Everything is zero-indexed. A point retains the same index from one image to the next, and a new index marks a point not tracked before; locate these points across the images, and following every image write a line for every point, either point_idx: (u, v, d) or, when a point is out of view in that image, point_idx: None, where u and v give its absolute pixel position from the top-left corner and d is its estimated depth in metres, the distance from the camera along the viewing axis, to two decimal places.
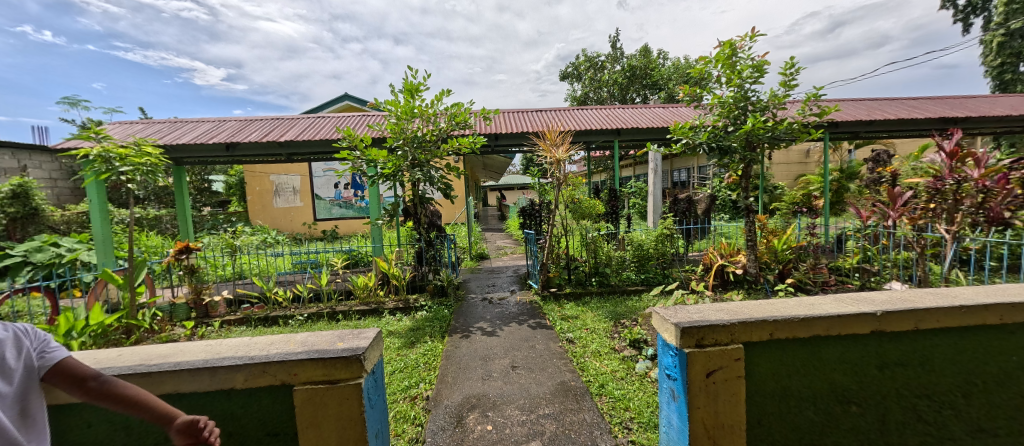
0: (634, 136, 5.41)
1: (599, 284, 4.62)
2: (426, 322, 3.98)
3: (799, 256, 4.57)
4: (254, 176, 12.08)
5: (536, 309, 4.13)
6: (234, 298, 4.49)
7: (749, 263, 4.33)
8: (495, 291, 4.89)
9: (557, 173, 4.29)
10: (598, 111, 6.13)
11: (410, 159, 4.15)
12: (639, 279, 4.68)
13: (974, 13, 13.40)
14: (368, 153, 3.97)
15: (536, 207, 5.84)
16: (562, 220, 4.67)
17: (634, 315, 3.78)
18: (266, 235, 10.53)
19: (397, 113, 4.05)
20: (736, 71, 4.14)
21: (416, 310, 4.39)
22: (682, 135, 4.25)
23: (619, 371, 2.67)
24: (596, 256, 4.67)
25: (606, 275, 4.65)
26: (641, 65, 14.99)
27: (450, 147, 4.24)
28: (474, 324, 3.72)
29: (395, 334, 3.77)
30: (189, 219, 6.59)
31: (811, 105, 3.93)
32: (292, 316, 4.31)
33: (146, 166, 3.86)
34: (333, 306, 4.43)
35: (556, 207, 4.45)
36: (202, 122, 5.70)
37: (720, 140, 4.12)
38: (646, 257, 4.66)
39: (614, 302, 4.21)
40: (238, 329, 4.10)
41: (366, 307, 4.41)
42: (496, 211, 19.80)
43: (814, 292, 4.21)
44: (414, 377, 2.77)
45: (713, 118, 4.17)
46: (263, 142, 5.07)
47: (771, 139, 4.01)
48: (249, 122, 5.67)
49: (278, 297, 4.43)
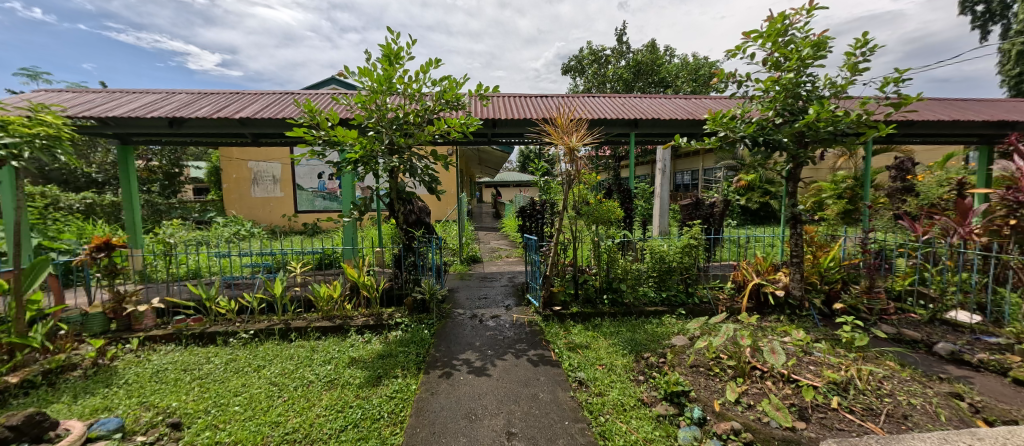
0: (655, 127, 4.65)
1: (611, 302, 3.86)
2: (400, 347, 3.21)
3: (850, 276, 3.84)
4: (230, 162, 11.17)
5: (537, 334, 3.35)
6: (166, 307, 3.64)
7: (795, 282, 3.64)
8: (487, 306, 4.10)
9: (569, 167, 3.49)
10: (611, 99, 5.35)
11: (387, 144, 3.32)
12: (659, 298, 3.92)
13: (993, 20, 12.81)
14: (332, 133, 3.12)
15: (538, 208, 5.05)
16: (571, 225, 3.88)
17: (659, 348, 3.04)
18: (240, 228, 9.66)
19: (373, 86, 3.21)
20: (789, 50, 3.39)
21: (389, 329, 3.59)
22: (721, 127, 3.49)
23: (656, 441, 1.91)
24: (609, 269, 3.87)
25: (620, 292, 3.87)
26: (647, 60, 14.19)
27: (436, 130, 3.41)
28: (459, 355, 2.93)
29: (358, 364, 2.97)
30: (138, 210, 5.73)
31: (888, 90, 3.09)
32: (234, 334, 3.46)
33: (40, 139, 2.96)
34: (289, 321, 3.62)
35: (564, 209, 3.67)
36: (147, 92, 4.79)
37: (768, 134, 3.38)
38: (667, 271, 3.90)
39: (631, 327, 3.48)
40: (164, 349, 3.26)
41: (329, 323, 3.60)
42: (492, 208, 18.98)
43: (869, 322, 3.52)
44: (370, 440, 1.99)
45: (760, 107, 3.42)
46: (213, 118, 4.21)
47: (831, 135, 3.26)
48: (203, 95, 4.79)
49: (221, 308, 3.60)
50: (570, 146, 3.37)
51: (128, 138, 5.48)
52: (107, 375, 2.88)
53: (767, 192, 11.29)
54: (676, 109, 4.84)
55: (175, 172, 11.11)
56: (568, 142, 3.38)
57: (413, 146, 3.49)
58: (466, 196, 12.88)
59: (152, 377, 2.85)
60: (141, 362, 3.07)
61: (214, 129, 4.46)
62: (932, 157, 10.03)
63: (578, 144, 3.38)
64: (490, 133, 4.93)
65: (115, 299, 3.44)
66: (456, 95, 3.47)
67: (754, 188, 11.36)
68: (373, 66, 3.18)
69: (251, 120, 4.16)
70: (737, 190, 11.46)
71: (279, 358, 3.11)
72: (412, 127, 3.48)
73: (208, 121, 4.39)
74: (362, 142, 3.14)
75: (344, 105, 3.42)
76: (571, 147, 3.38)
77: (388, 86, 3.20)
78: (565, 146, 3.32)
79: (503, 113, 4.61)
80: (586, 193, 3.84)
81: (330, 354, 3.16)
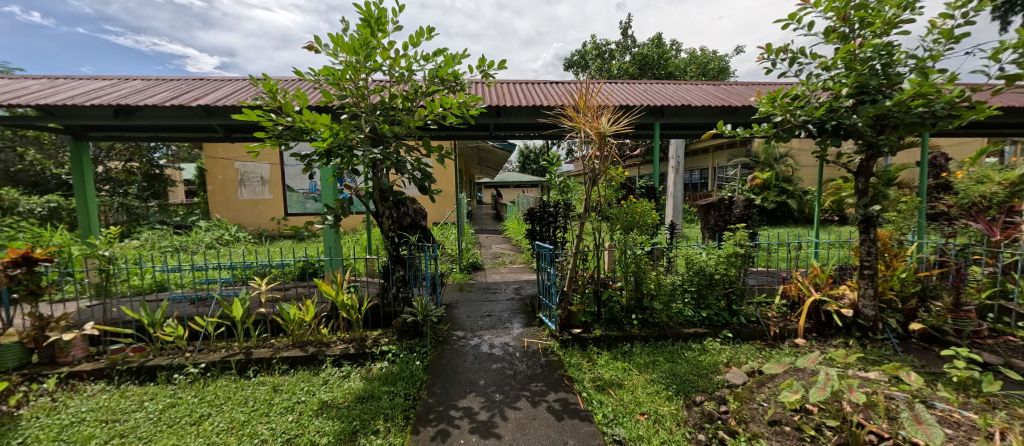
0: (685, 114, 4.07)
1: (641, 324, 3.21)
2: (386, 386, 2.55)
3: (926, 290, 3.20)
4: (215, 162, 10.44)
5: (556, 367, 2.71)
6: (101, 334, 2.98)
7: (866, 299, 3.01)
8: (492, 327, 3.45)
9: (594, 160, 2.83)
10: (631, 85, 4.70)
11: (369, 132, 2.67)
12: (698, 318, 3.27)
13: (1014, 10, 12.16)
14: (297, 117, 2.47)
15: (550, 211, 4.40)
16: (593, 232, 3.22)
17: (712, 388, 2.39)
18: (224, 232, 8.98)
19: (350, 60, 2.52)
20: (868, 14, 2.73)
21: (373, 360, 2.93)
22: (777, 111, 2.85)
23: None
24: (639, 283, 3.21)
25: (651, 310, 3.22)
26: (653, 54, 13.57)
27: (430, 115, 2.75)
28: (459, 402, 2.27)
29: (330, 412, 2.31)
30: (95, 216, 5.07)
31: (1005, 56, 2.40)
32: (182, 369, 2.81)
33: None
34: (252, 350, 2.97)
35: (587, 212, 3.01)
36: (96, 79, 4.13)
37: (839, 118, 2.73)
38: (708, 285, 3.23)
39: (669, 358, 2.82)
40: (91, 391, 2.61)
41: (300, 353, 2.94)
42: (493, 210, 18.38)
43: (959, 347, 2.88)
44: None
45: (830, 85, 2.76)
46: (167, 106, 3.56)
47: (923, 119, 2.61)
48: (160, 81, 4.13)
49: (168, 334, 2.95)
50: (599, 131, 2.69)
51: (83, 133, 4.83)
52: (3, 430, 2.21)
53: (783, 191, 10.73)
54: (708, 96, 4.19)
55: (156, 173, 10.41)
56: (596, 126, 2.71)
57: (401, 135, 2.83)
58: (466, 198, 12.33)
59: (59, 434, 2.18)
60: (54, 410, 2.41)
61: (172, 119, 3.81)
62: (961, 153, 9.43)
63: (610, 130, 2.69)
64: (495, 124, 4.35)
65: (36, 326, 2.77)
66: (455, 70, 2.80)
67: (770, 187, 10.80)
68: (347, 33, 2.50)
69: (212, 108, 3.51)
70: (752, 188, 10.87)
71: (230, 403, 2.45)
72: (401, 112, 2.84)
73: (164, 110, 3.74)
74: (339, 131, 2.47)
75: (314, 85, 2.73)
76: (600, 132, 2.70)
77: (367, 59, 2.51)
78: (594, 130, 2.64)
79: (510, 100, 3.97)
80: (611, 193, 3.19)
81: (296, 396, 2.50)
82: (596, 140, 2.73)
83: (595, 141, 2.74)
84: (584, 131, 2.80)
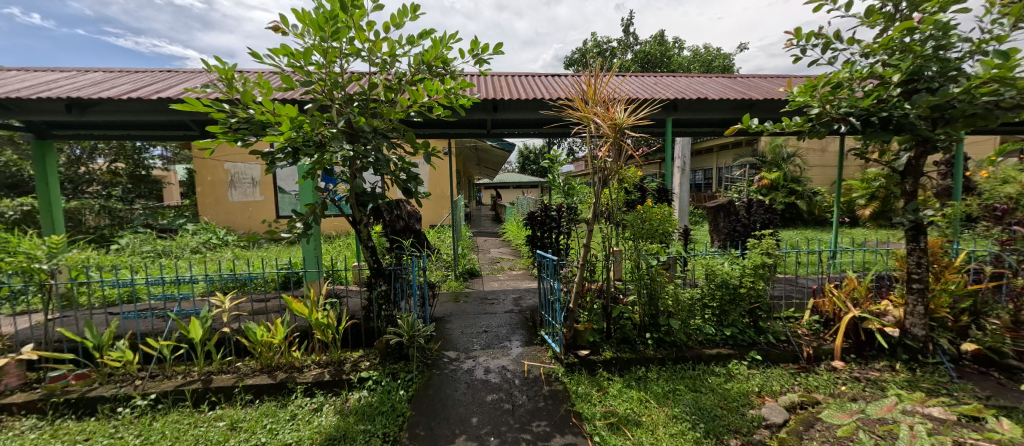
0: (701, 108, 3.72)
1: (656, 344, 2.84)
2: (362, 423, 2.17)
3: (980, 305, 2.82)
4: (204, 163, 10.05)
5: (561, 398, 2.33)
6: (39, 359, 2.59)
7: (915, 317, 2.64)
8: (488, 347, 3.06)
9: (605, 158, 2.45)
10: (640, 77, 4.31)
11: (343, 125, 2.29)
12: (722, 337, 2.89)
13: None
14: (255, 107, 2.08)
15: (552, 215, 4.02)
16: (603, 240, 2.84)
17: (748, 429, 2.01)
18: (211, 235, 8.60)
19: (320, 41, 2.14)
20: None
21: (351, 388, 2.55)
22: (816, 101, 2.47)
23: None
24: (654, 298, 2.83)
25: (668, 329, 2.85)
26: (657, 51, 13.19)
27: (414, 106, 2.37)
28: None
29: None
30: (61, 220, 4.68)
31: None
32: (128, 400, 2.43)
33: None
34: (213, 377, 2.59)
35: (596, 217, 2.63)
36: (52, 70, 3.76)
37: (890, 109, 2.35)
38: (732, 300, 2.83)
39: (692, 386, 2.45)
40: (18, 429, 2.23)
41: (267, 380, 2.56)
42: (493, 211, 18.03)
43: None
44: None
45: (879, 70, 2.37)
46: (125, 100, 3.21)
47: (990, 109, 2.22)
48: (123, 73, 3.76)
49: (115, 360, 2.56)
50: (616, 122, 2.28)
51: (48, 131, 4.45)
52: None
53: (792, 192, 10.38)
54: (725, 89, 3.82)
55: (142, 174, 10.04)
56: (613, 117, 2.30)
57: (381, 129, 2.46)
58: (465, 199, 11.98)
59: None
60: None
61: (133, 114, 3.45)
62: (980, 152, 9.07)
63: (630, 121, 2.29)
64: (493, 120, 4.02)
65: None
66: (444, 54, 2.43)
67: (778, 187, 10.42)
68: (314, 7, 2.11)
69: (175, 102, 3.15)
70: (760, 189, 10.51)
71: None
72: (382, 103, 2.48)
73: (124, 104, 3.37)
74: (306, 123, 2.09)
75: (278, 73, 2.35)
76: (618, 124, 2.29)
77: (338, 39, 2.13)
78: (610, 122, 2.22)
79: (508, 93, 3.60)
80: (622, 196, 2.81)
81: (255, 436, 2.12)
82: (611, 133, 2.32)
83: (610, 134, 2.32)
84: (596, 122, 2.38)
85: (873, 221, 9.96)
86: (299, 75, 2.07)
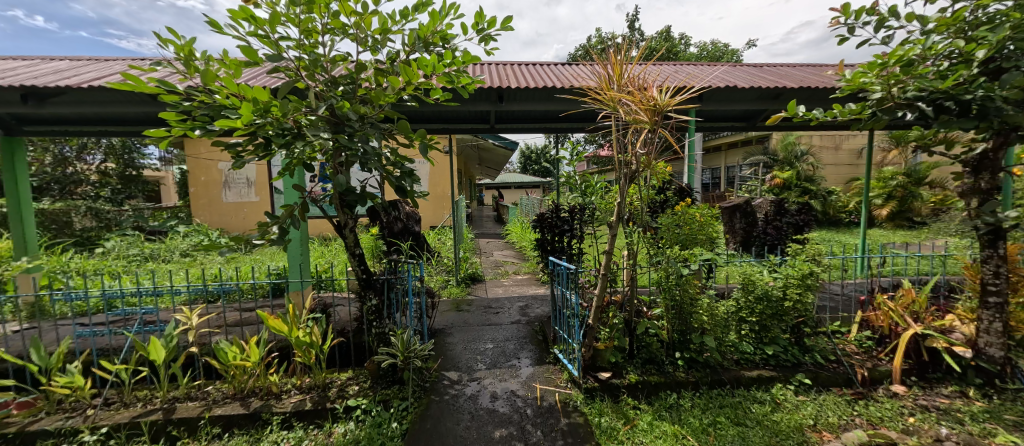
0: (727, 97, 3.37)
1: (687, 365, 2.48)
2: None
3: None
4: (198, 163, 9.72)
5: (583, 435, 1.96)
6: None
7: (991, 335, 2.27)
8: (494, 367, 2.70)
9: (633, 150, 2.08)
10: (659, 66, 3.95)
11: (324, 112, 1.92)
12: (762, 356, 2.53)
13: None
14: (214, 88, 1.71)
15: (563, 217, 3.66)
16: (626, 246, 2.49)
17: None
18: (203, 238, 8.27)
19: (295, 10, 1.78)
20: None
21: (335, 419, 2.19)
22: (881, 82, 2.09)
23: None
24: (685, 312, 2.47)
25: (701, 348, 2.49)
26: (662, 48, 12.86)
27: (408, 88, 2.00)
28: None
29: None
30: (32, 225, 4.26)
31: None
32: (76, 435, 2.07)
33: None
34: (176, 405, 2.24)
35: (620, 220, 2.27)
36: (12, 59, 3.42)
37: (971, 91, 1.98)
38: (775, 315, 2.46)
39: (735, 418, 2.08)
40: None
41: (240, 409, 2.21)
42: (494, 212, 17.65)
43: None
44: None
45: (959, 45, 2.00)
46: (88, 89, 2.86)
47: None
48: (91, 61, 3.42)
49: (63, 386, 2.21)
50: (658, 103, 1.87)
51: (17, 127, 4.01)
52: None
53: (806, 191, 9.98)
54: (756, 77, 3.45)
55: (132, 175, 9.71)
56: (653, 97, 1.88)
57: (370, 118, 2.11)
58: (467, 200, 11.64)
59: None
60: None
61: (98, 105, 3.10)
62: None
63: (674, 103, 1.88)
64: (498, 111, 3.68)
65: None
66: (443, 29, 2.06)
67: (791, 187, 9.99)
68: None
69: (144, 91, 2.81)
70: (771, 188, 10.10)
71: None
72: (372, 88, 2.12)
73: (89, 94, 3.03)
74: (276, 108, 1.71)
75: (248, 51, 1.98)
76: (659, 106, 1.87)
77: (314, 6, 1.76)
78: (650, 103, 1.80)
79: (514, 81, 3.26)
80: (649, 196, 2.44)
81: None
82: (648, 118, 1.91)
83: (647, 118, 1.92)
84: (628, 105, 1.97)
85: (891, 221, 9.57)
86: (268, 49, 1.71)
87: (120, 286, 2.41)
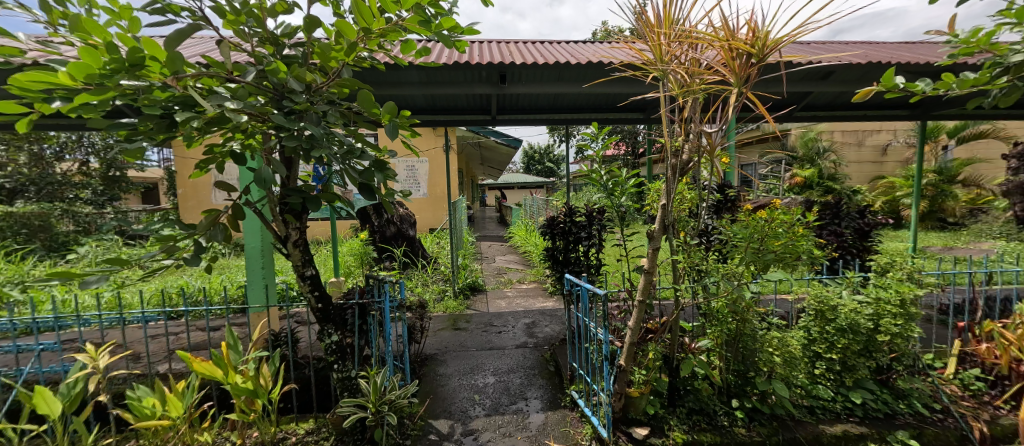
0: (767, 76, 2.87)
1: (748, 415, 1.90)
2: None
3: None
4: (186, 162, 9.15)
5: None
6: None
7: None
8: (497, 412, 2.14)
9: (691, 132, 1.47)
10: None
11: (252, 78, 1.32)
12: (844, 402, 1.95)
13: None
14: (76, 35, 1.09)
15: (578, 221, 3.10)
16: (667, 264, 1.91)
17: None
18: None
19: None
20: None
21: None
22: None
23: None
24: (745, 349, 1.88)
25: (766, 393, 1.91)
26: None
27: (372, 45, 1.42)
28: None
29: None
30: None
31: None
32: None
33: None
34: None
35: (664, 231, 1.71)
36: None
37: None
38: (863, 351, 1.87)
39: None
40: None
41: None
42: (496, 214, 17.10)
43: None
44: None
45: None
46: None
47: None
48: None
49: None
50: (757, 46, 1.20)
51: None
52: None
53: (829, 191, 9.37)
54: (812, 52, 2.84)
55: (116, 176, 9.19)
56: (746, 39, 1.22)
57: (324, 93, 1.54)
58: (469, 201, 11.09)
59: None
60: None
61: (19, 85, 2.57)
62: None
63: (781, 47, 1.21)
64: (500, 96, 3.12)
65: None
66: None
67: (812, 186, 9.41)
68: None
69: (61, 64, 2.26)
70: (792, 188, 9.46)
71: None
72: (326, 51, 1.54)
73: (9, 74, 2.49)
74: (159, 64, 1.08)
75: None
76: (760, 50, 1.20)
77: None
78: (743, 43, 1.16)
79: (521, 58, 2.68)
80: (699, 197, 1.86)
81: None
82: (734, 74, 1.25)
83: (733, 75, 1.26)
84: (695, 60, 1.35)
85: (921, 223, 8.93)
86: None
87: (9, 317, 1.85)
